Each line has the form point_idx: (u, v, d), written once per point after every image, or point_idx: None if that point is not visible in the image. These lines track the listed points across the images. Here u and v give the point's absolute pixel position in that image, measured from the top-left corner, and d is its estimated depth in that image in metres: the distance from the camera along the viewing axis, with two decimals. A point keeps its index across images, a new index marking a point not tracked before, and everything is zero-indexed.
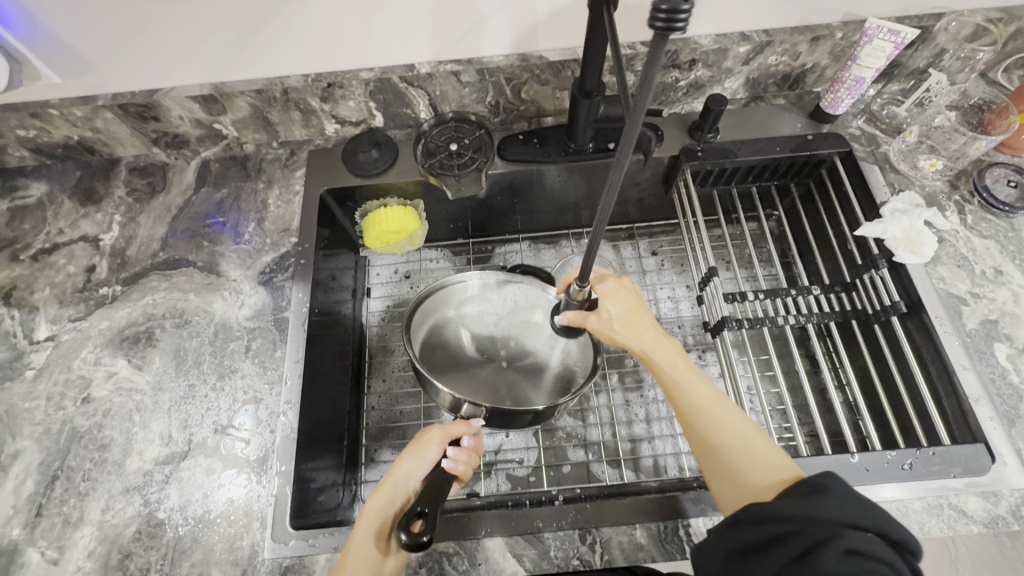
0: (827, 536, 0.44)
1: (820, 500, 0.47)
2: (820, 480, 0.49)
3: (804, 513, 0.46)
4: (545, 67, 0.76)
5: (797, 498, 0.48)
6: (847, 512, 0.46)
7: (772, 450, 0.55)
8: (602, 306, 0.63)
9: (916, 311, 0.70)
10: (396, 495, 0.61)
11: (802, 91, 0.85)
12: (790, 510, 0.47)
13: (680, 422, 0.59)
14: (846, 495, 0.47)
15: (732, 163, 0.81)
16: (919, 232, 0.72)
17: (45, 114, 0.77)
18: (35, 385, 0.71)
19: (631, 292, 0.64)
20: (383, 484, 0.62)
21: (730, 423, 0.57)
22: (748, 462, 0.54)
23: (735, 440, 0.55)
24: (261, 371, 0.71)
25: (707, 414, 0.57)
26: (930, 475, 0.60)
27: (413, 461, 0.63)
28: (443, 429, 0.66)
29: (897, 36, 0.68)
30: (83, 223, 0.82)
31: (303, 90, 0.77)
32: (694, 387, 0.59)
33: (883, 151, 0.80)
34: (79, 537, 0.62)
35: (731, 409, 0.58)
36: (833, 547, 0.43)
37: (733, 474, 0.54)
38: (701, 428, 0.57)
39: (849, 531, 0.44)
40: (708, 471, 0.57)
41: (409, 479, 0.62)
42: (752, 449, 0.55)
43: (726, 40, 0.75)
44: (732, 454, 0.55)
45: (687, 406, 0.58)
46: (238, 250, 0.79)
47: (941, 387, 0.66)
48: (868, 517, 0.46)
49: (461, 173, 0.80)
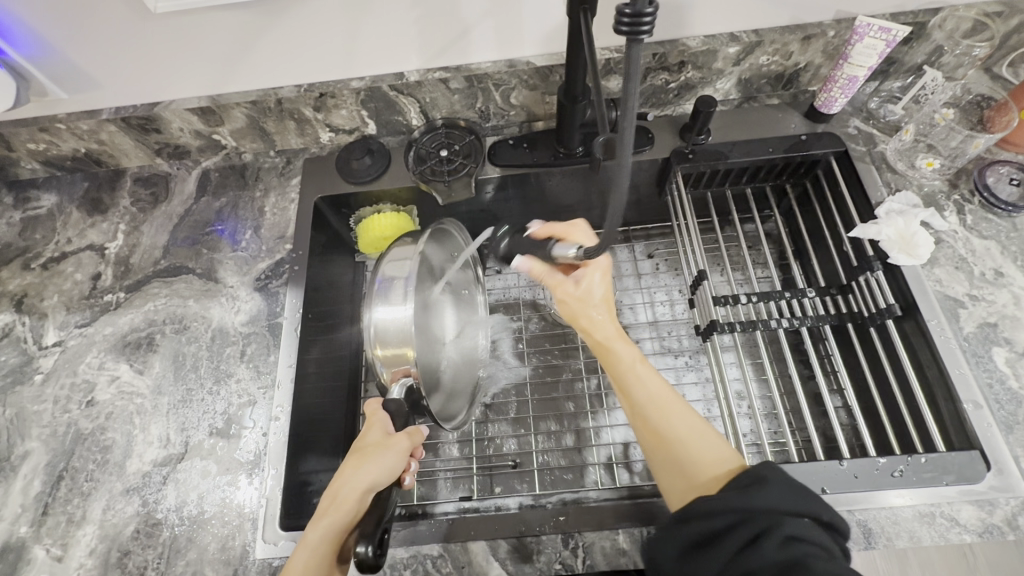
0: (769, 526, 0.45)
1: (762, 490, 0.48)
2: (762, 471, 0.50)
3: (747, 505, 0.47)
4: (532, 73, 0.77)
5: (743, 489, 0.48)
6: (788, 499, 0.47)
7: (718, 442, 0.55)
8: (578, 279, 0.64)
9: (912, 314, 0.68)
10: (357, 509, 0.56)
11: (797, 90, 0.84)
12: (734, 503, 0.48)
13: (631, 414, 0.59)
14: (783, 481, 0.49)
15: (726, 165, 0.80)
16: (914, 233, 0.70)
17: (53, 129, 0.81)
18: (43, 389, 0.74)
19: (606, 274, 0.64)
20: (346, 499, 0.55)
21: (681, 416, 0.57)
22: (695, 453, 0.54)
23: (685, 431, 0.55)
24: (255, 376, 0.72)
25: (659, 406, 0.57)
26: (923, 483, 0.59)
27: (381, 472, 0.57)
28: (410, 437, 0.61)
29: (889, 34, 0.67)
30: (90, 232, 0.85)
31: (296, 101, 0.79)
32: (647, 378, 0.60)
33: (880, 150, 0.78)
34: (81, 535, 0.65)
35: (682, 402, 0.58)
36: (775, 534, 0.44)
37: (681, 465, 0.54)
38: (653, 419, 0.57)
39: (789, 517, 0.46)
40: (657, 463, 0.56)
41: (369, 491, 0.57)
42: (700, 441, 0.55)
43: (715, 41, 0.74)
44: (681, 445, 0.55)
45: (639, 397, 0.59)
46: (236, 257, 0.81)
47: (937, 391, 0.65)
48: (806, 502, 0.47)
49: (451, 180, 0.80)
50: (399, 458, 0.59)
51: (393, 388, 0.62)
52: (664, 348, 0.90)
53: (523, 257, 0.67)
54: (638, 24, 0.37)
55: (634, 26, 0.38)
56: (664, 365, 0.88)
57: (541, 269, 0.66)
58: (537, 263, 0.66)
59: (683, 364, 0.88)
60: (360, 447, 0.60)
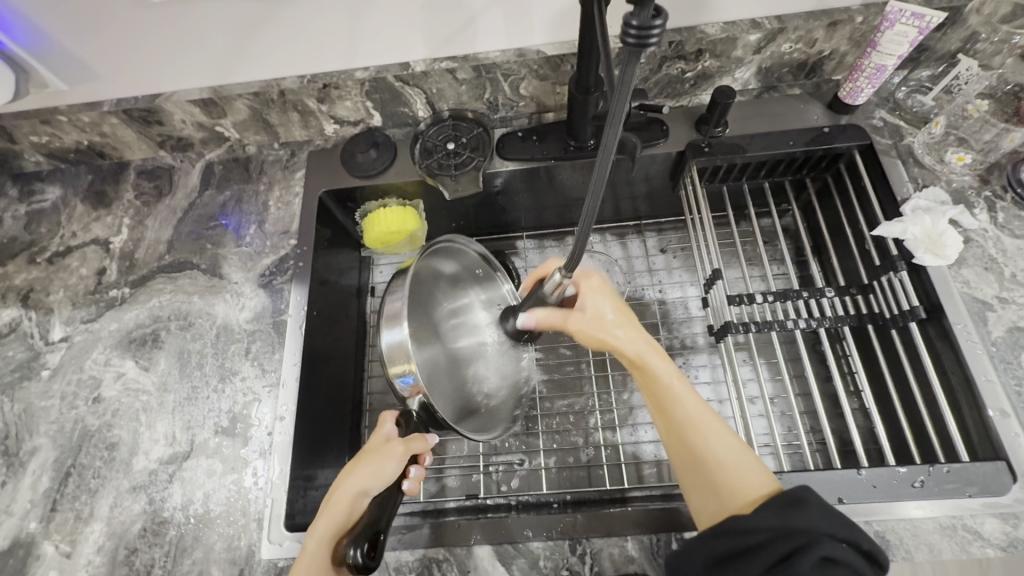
0: (806, 544, 0.44)
1: (798, 511, 0.47)
2: (799, 492, 0.49)
3: (782, 524, 0.46)
4: (543, 62, 0.74)
5: (781, 509, 0.48)
6: (823, 522, 0.46)
7: (756, 466, 0.53)
8: (584, 304, 0.62)
9: (938, 317, 0.65)
10: (350, 512, 0.56)
11: (820, 80, 0.80)
12: (768, 521, 0.47)
13: (666, 430, 0.58)
14: (821, 506, 0.47)
15: (743, 158, 0.78)
16: (942, 232, 0.66)
17: (54, 121, 0.79)
18: (50, 385, 0.74)
19: (605, 291, 0.63)
20: (338, 502, 0.56)
21: (716, 435, 0.55)
22: (733, 475, 0.52)
23: (724, 452, 0.54)
24: (261, 373, 0.72)
25: (695, 426, 0.56)
26: (945, 494, 0.57)
27: (372, 478, 0.57)
28: (406, 443, 0.60)
29: (922, 20, 0.63)
30: (94, 226, 0.85)
31: (299, 92, 0.77)
32: (684, 395, 0.57)
33: (907, 143, 0.74)
34: (89, 532, 0.65)
35: (720, 422, 0.56)
36: (811, 552, 0.43)
37: (716, 487, 0.53)
38: (690, 439, 0.55)
39: (825, 538, 0.45)
40: (689, 481, 0.55)
41: (363, 495, 0.57)
42: (737, 463, 0.53)
43: (735, 28, 0.71)
44: (720, 466, 0.53)
45: (675, 415, 0.57)
46: (240, 252, 0.80)
47: (962, 397, 0.62)
48: (842, 527, 0.46)
49: (458, 173, 0.79)
50: (393, 465, 0.58)
51: (412, 401, 0.63)
52: (676, 345, 0.88)
53: (527, 313, 0.62)
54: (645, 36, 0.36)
55: (641, 38, 0.36)
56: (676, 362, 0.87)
57: (547, 316, 0.62)
58: (542, 313, 0.62)
59: (697, 362, 0.86)
60: (361, 453, 0.61)
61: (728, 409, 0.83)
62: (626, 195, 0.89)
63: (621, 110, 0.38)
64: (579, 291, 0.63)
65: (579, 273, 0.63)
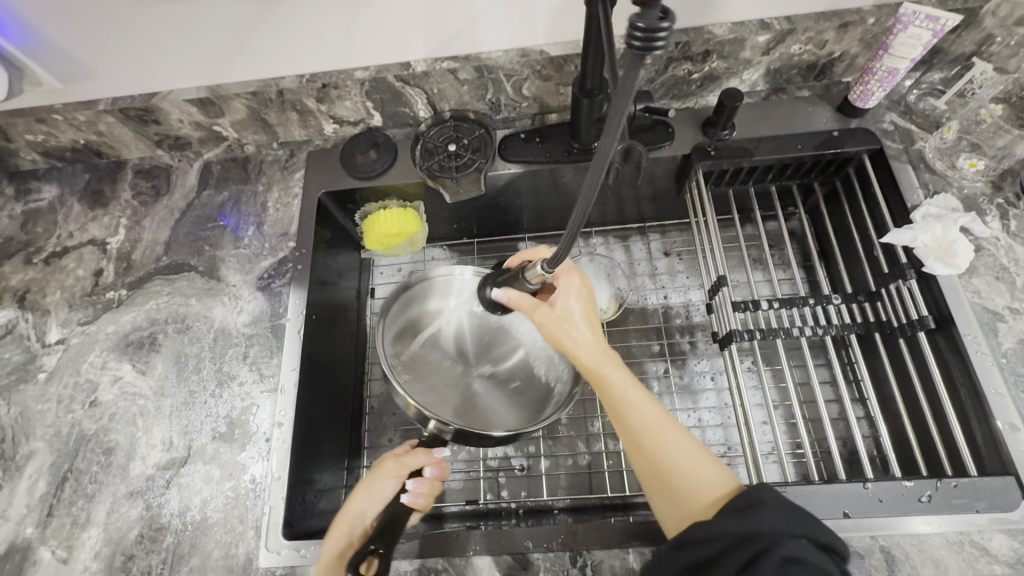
0: (766, 546, 0.44)
1: (756, 514, 0.47)
2: (755, 494, 0.48)
3: (741, 529, 0.46)
4: (546, 63, 0.72)
5: (738, 513, 0.47)
6: (782, 520, 0.46)
7: (714, 467, 0.53)
8: (554, 302, 0.62)
9: (947, 327, 0.64)
10: (351, 534, 0.59)
11: (830, 81, 0.78)
12: (729, 527, 0.47)
13: (626, 441, 0.57)
14: (778, 503, 0.47)
15: (749, 162, 0.76)
16: (953, 241, 0.65)
17: (49, 120, 0.78)
18: (47, 388, 0.73)
19: (578, 291, 0.62)
20: (340, 520, 0.60)
21: (675, 442, 0.55)
22: (690, 482, 0.53)
23: (681, 459, 0.54)
24: (259, 378, 0.71)
25: (653, 434, 0.55)
26: (952, 509, 0.56)
27: (367, 497, 0.62)
28: (398, 457, 0.64)
29: (937, 23, 0.61)
30: (91, 226, 0.84)
31: (298, 91, 0.75)
32: (641, 403, 0.57)
33: (918, 148, 0.73)
34: (86, 538, 0.65)
35: (677, 427, 0.56)
36: (771, 554, 0.43)
37: (677, 494, 0.53)
38: (648, 448, 0.55)
39: (785, 538, 0.44)
40: (653, 490, 0.55)
41: (363, 517, 0.61)
42: (695, 468, 0.53)
43: (743, 29, 0.69)
44: (677, 474, 0.53)
45: (633, 424, 0.56)
46: (239, 254, 0.79)
47: (971, 410, 0.61)
48: (802, 523, 0.46)
49: (459, 176, 0.78)
50: (387, 482, 0.63)
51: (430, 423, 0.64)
52: (679, 351, 0.87)
53: (502, 289, 0.61)
54: (651, 40, 0.35)
55: (647, 42, 0.35)
56: (679, 368, 0.86)
57: (519, 296, 0.61)
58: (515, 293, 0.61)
59: (702, 367, 0.86)
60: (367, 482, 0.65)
61: (731, 416, 0.82)
62: (630, 197, 0.87)
63: (620, 117, 0.37)
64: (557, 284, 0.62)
65: (562, 269, 0.62)
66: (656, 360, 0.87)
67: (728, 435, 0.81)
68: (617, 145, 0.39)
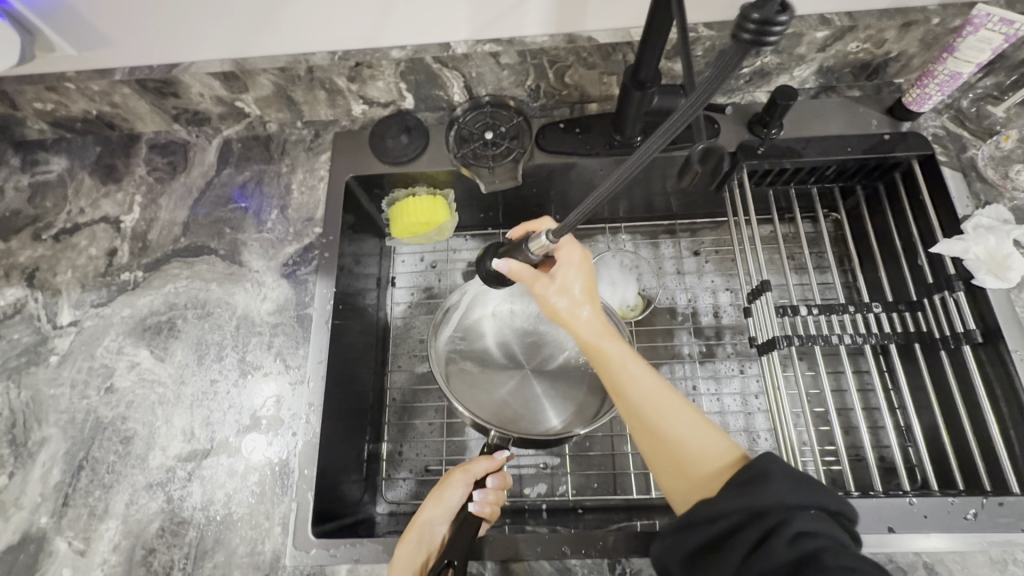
0: (777, 523, 0.41)
1: (765, 487, 0.43)
2: (762, 464, 0.45)
3: (747, 505, 0.43)
4: (593, 50, 0.69)
5: (743, 487, 0.44)
6: (790, 491, 0.43)
7: (718, 437, 0.50)
8: (554, 275, 0.58)
9: (994, 342, 0.63)
10: (426, 546, 0.58)
11: (881, 82, 0.76)
12: (735, 504, 0.44)
13: (626, 417, 0.53)
14: (784, 472, 0.44)
15: (795, 163, 0.74)
16: (1007, 254, 0.63)
17: (61, 88, 0.73)
18: (59, 372, 0.70)
19: (581, 265, 0.59)
20: (413, 534, 0.58)
21: (679, 413, 0.51)
22: (696, 454, 0.49)
23: (683, 430, 0.50)
24: (284, 370, 0.68)
25: (653, 406, 0.52)
26: (997, 528, 0.55)
27: (435, 505, 0.60)
28: (466, 470, 0.62)
29: (1011, 27, 0.59)
30: (103, 203, 0.80)
31: (329, 69, 0.71)
32: (641, 377, 0.53)
33: (969, 156, 0.71)
34: (104, 530, 0.62)
35: (678, 398, 0.52)
36: (785, 531, 0.40)
37: (682, 467, 0.49)
38: (650, 422, 0.51)
39: (796, 511, 0.42)
40: (656, 464, 0.52)
41: (433, 526, 0.59)
42: (700, 439, 0.50)
43: (802, 23, 0.66)
44: (681, 446, 0.50)
45: (634, 398, 0.52)
46: (261, 238, 0.76)
47: (1014, 427, 0.61)
48: (810, 491, 0.43)
49: (495, 165, 0.75)
50: (455, 489, 0.61)
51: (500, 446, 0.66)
52: (707, 352, 0.86)
53: (501, 258, 0.58)
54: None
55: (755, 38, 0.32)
56: (705, 371, 0.84)
57: (520, 267, 0.57)
58: (515, 263, 0.58)
59: (730, 371, 0.84)
60: (433, 490, 0.63)
61: (759, 422, 0.81)
62: (664, 192, 0.85)
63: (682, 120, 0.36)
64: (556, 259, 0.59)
65: (563, 241, 0.59)
66: (683, 362, 0.85)
67: (755, 441, 0.80)
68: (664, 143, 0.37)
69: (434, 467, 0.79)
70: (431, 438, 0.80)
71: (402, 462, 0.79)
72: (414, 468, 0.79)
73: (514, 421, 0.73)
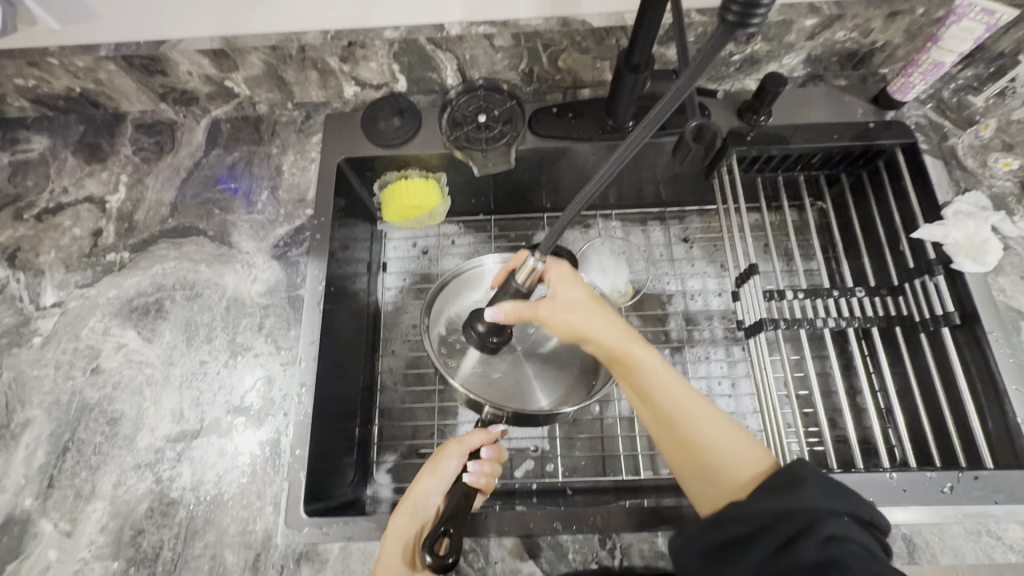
0: (807, 526, 0.43)
1: (798, 491, 0.45)
2: (796, 468, 0.47)
3: (779, 506, 0.45)
4: (587, 34, 0.69)
5: (777, 491, 0.46)
6: (823, 498, 0.45)
7: (749, 443, 0.52)
8: (554, 294, 0.60)
9: (971, 324, 0.65)
10: (420, 516, 0.59)
11: (866, 72, 0.77)
12: (768, 505, 0.45)
13: (656, 422, 0.56)
14: (818, 479, 0.46)
15: (783, 150, 0.75)
16: (984, 240, 0.66)
17: (43, 64, 0.71)
18: (43, 353, 0.69)
19: (576, 278, 0.61)
20: (409, 505, 0.59)
21: (708, 419, 0.54)
22: (728, 461, 0.51)
23: (716, 437, 0.52)
24: (275, 351, 0.68)
25: (682, 414, 0.54)
26: (973, 500, 0.58)
27: (430, 476, 0.61)
28: (460, 442, 0.63)
29: (991, 17, 0.60)
30: (88, 182, 0.78)
31: (321, 49, 0.71)
32: (669, 383, 0.55)
33: (951, 144, 0.73)
34: (91, 511, 0.62)
35: (707, 405, 0.55)
36: (814, 533, 0.42)
37: (715, 473, 0.51)
38: (680, 428, 0.54)
39: (827, 516, 0.43)
40: (687, 471, 0.54)
41: (428, 497, 0.60)
42: (731, 445, 0.52)
43: (793, 11, 0.67)
44: (713, 453, 0.52)
45: (663, 405, 0.55)
46: (251, 219, 0.75)
47: (989, 406, 0.63)
48: (842, 499, 0.45)
49: (488, 148, 0.74)
50: (450, 461, 0.62)
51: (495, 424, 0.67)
52: (697, 337, 0.87)
53: (494, 307, 0.59)
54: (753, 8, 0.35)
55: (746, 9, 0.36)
56: (693, 355, 0.86)
57: (516, 308, 0.59)
58: (510, 306, 0.59)
59: (718, 355, 0.86)
60: (427, 464, 0.63)
61: (745, 405, 0.82)
62: (653, 179, 0.86)
63: (667, 106, 0.41)
64: (549, 280, 0.61)
65: (552, 262, 0.61)
66: (672, 346, 0.86)
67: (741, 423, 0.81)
68: (652, 132, 0.43)
69: (424, 450, 0.79)
70: (422, 421, 0.81)
71: (392, 445, 0.79)
72: (404, 451, 0.79)
73: (503, 399, 0.74)
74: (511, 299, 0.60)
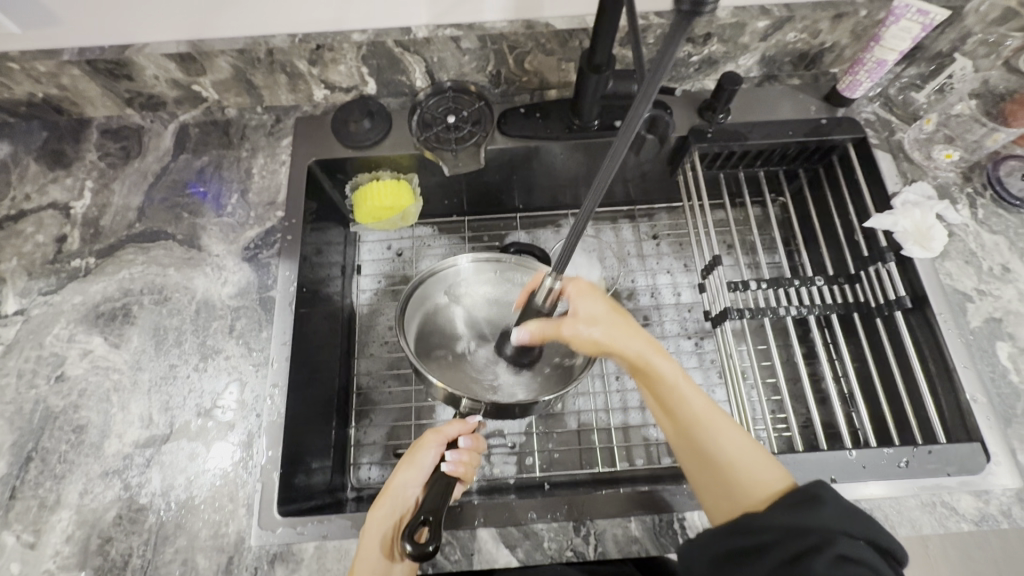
0: (820, 543, 0.45)
1: (813, 511, 0.47)
2: (811, 488, 0.49)
3: (794, 522, 0.47)
4: (551, 36, 0.72)
5: (789, 508, 0.48)
6: (840, 521, 0.47)
7: (767, 463, 0.54)
8: (575, 310, 0.60)
9: (921, 306, 0.68)
10: (398, 507, 0.59)
11: (818, 72, 0.81)
12: (782, 520, 0.48)
13: (675, 434, 0.58)
14: (834, 501, 0.48)
15: (741, 146, 0.78)
16: (930, 226, 0.70)
17: (4, 69, 0.71)
18: (4, 361, 0.67)
19: (595, 291, 0.61)
20: (389, 497, 0.60)
21: (726, 437, 0.55)
22: (745, 478, 0.53)
23: (734, 455, 0.54)
24: (246, 352, 0.68)
25: (702, 429, 0.56)
26: (926, 473, 0.60)
27: (408, 468, 0.62)
28: (438, 432, 0.64)
29: (926, 17, 0.64)
30: (51, 188, 0.77)
31: (289, 52, 0.71)
32: (690, 399, 0.57)
33: (898, 138, 0.77)
34: (56, 521, 0.60)
35: (727, 422, 0.56)
36: (826, 550, 0.44)
37: (731, 488, 0.53)
38: (698, 443, 0.56)
39: (841, 537, 0.45)
40: (701, 484, 0.56)
41: (406, 489, 0.61)
42: (749, 463, 0.54)
43: (745, 13, 0.71)
44: (730, 468, 0.54)
45: (682, 419, 0.57)
46: (221, 223, 0.75)
47: (940, 384, 0.66)
48: (858, 524, 0.47)
49: (458, 148, 0.76)
50: (427, 451, 0.62)
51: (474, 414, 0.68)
52: (668, 331, 0.89)
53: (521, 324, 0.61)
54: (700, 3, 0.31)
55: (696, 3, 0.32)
56: (664, 348, 0.87)
57: (540, 326, 0.60)
58: (533, 321, 0.60)
59: (689, 347, 0.88)
60: (406, 456, 0.64)
61: (716, 395, 0.84)
62: (621, 177, 0.88)
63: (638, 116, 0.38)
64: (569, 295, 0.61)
65: (569, 279, 0.61)
66: None
67: None
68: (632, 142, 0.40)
69: (401, 450, 0.78)
70: (399, 422, 0.80)
71: (369, 447, 0.79)
72: (380, 452, 0.78)
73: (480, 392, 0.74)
74: (535, 313, 0.61)
